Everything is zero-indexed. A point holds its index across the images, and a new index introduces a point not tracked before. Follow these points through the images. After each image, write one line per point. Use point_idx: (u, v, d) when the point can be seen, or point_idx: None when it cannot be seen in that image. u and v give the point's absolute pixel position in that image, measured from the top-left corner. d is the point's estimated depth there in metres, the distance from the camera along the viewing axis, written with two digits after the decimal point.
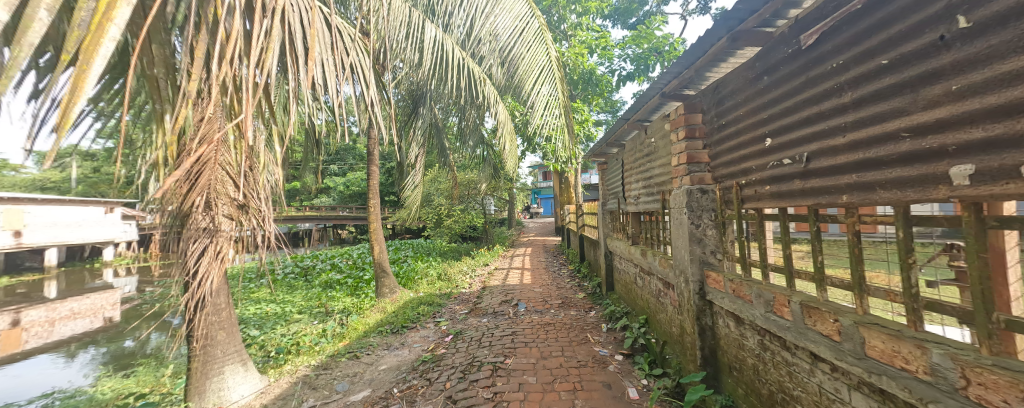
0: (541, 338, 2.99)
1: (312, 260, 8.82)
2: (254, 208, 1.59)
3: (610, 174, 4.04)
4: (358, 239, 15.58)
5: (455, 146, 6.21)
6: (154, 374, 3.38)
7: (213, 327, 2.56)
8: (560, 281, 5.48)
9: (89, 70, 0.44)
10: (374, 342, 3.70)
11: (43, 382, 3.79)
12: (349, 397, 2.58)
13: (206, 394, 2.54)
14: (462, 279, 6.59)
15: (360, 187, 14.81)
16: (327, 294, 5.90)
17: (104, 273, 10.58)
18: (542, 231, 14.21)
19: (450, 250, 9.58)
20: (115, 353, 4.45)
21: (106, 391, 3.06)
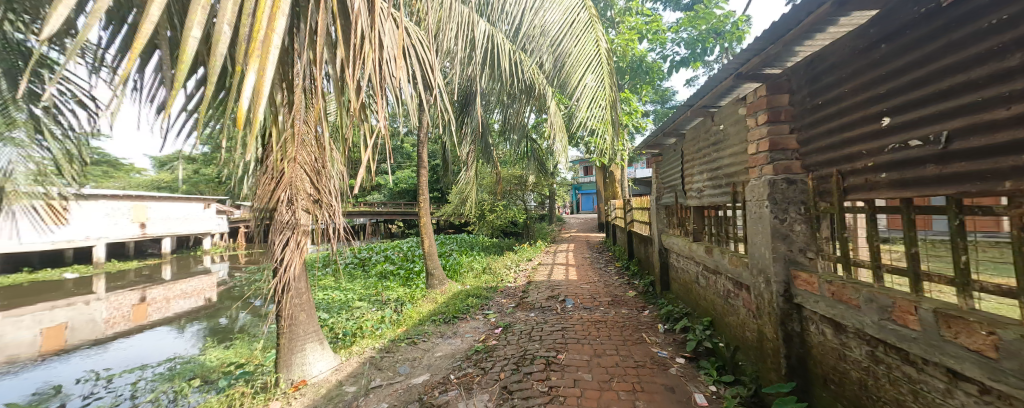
0: (592, 335, 2.94)
1: (368, 252, 9.49)
2: (327, 203, 1.71)
3: (666, 166, 3.84)
4: (407, 234, 16.45)
5: (500, 143, 6.32)
6: (247, 347, 3.89)
7: (296, 309, 2.87)
8: (608, 278, 5.35)
9: (263, 77, 0.50)
10: (429, 330, 3.90)
11: (162, 349, 4.51)
12: (411, 380, 2.74)
13: (292, 367, 2.86)
14: (507, 274, 6.69)
15: (408, 183, 15.58)
16: (383, 284, 6.33)
17: (202, 260, 12.28)
18: (585, 227, 13.97)
19: (494, 245, 9.76)
20: (215, 328, 5.17)
21: (211, 360, 3.56)
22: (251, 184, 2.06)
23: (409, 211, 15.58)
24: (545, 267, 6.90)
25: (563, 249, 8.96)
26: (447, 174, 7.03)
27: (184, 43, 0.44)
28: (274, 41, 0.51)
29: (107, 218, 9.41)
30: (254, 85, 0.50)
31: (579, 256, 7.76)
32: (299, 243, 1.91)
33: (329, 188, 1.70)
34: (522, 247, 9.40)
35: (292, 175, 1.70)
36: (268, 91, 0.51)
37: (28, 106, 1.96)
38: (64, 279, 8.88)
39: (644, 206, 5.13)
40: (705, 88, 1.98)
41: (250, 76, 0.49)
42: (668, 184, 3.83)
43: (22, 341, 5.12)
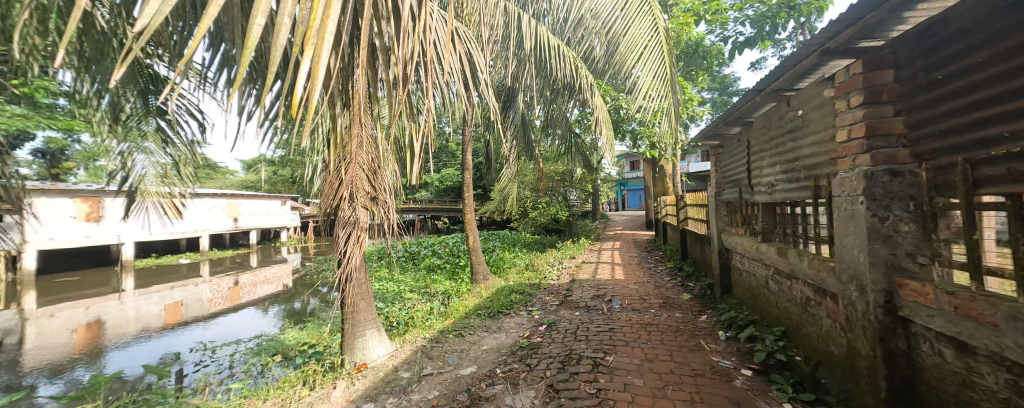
0: (641, 338, 2.83)
1: (417, 246, 9.98)
2: (382, 200, 1.87)
3: (727, 159, 3.56)
4: (452, 230, 17.04)
5: (542, 139, 6.36)
6: (318, 329, 4.34)
7: (357, 297, 3.10)
8: (658, 279, 5.11)
9: (318, 63, 0.55)
10: (474, 323, 4.01)
11: (251, 327, 5.16)
12: (459, 371, 2.84)
13: (354, 351, 3.10)
14: (551, 271, 6.66)
15: (453, 181, 16.12)
16: (431, 277, 6.64)
17: (275, 251, 13.75)
18: (631, 225, 13.44)
19: (537, 242, 9.77)
20: (291, 311, 5.82)
21: (290, 339, 4.04)
22: (320, 184, 2.27)
23: (454, 208, 16.13)
24: (589, 266, 6.76)
25: (608, 247, 8.70)
26: (491, 170, 7.18)
27: (249, 31, 0.50)
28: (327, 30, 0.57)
29: (209, 213, 11.20)
30: (308, 69, 0.57)
31: (625, 255, 7.48)
32: (359, 239, 2.04)
33: (386, 185, 1.86)
34: (565, 245, 9.30)
35: (352, 174, 1.83)
36: (322, 76, 0.56)
37: (154, 119, 2.45)
38: (176, 264, 10.54)
39: (701, 203, 4.79)
40: (778, 70, 1.79)
41: (304, 62, 0.54)
42: (730, 178, 3.54)
43: (151, 313, 6.20)
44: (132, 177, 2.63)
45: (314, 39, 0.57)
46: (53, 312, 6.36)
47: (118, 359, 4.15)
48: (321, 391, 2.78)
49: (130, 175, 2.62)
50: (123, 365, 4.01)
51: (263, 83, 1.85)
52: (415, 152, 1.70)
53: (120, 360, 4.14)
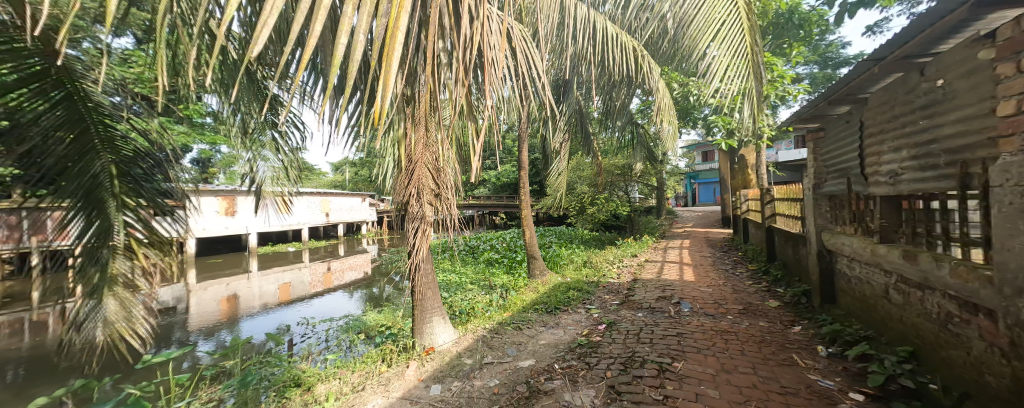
0: (716, 346, 2.61)
1: (476, 240, 10.37)
2: (446, 197, 2.02)
3: (830, 144, 3.07)
4: (509, 225, 17.36)
5: (601, 131, 6.18)
6: (393, 314, 4.82)
7: (425, 286, 3.31)
8: (736, 282, 4.66)
9: (389, 72, 0.63)
10: (532, 318, 4.05)
11: (341, 307, 5.90)
12: (518, 362, 2.90)
13: (423, 335, 3.34)
14: (610, 269, 6.48)
15: (509, 177, 16.39)
16: (490, 270, 6.88)
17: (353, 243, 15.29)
18: (703, 221, 12.35)
19: (595, 239, 9.52)
20: (369, 296, 6.47)
21: (371, 320, 4.63)
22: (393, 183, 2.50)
23: (511, 204, 16.41)
24: (653, 265, 6.40)
25: (674, 246, 8.15)
26: (548, 165, 7.17)
27: (339, 52, 0.57)
28: (396, 37, 0.62)
29: (305, 208, 12.90)
30: (383, 78, 0.64)
31: (694, 254, 6.94)
32: (425, 230, 2.21)
33: (448, 183, 1.98)
34: (625, 242, 8.93)
35: (420, 176, 2.02)
36: (392, 82, 0.64)
37: (270, 131, 3.22)
38: (280, 251, 12.34)
39: (793, 198, 4.22)
40: (903, 35, 1.51)
41: (381, 71, 0.63)
42: (833, 166, 3.06)
43: (268, 290, 7.43)
44: (255, 178, 3.48)
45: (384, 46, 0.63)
46: (206, 286, 7.94)
47: (246, 326, 5.16)
48: (395, 369, 3.06)
49: (255, 179, 3.48)
50: (250, 331, 4.98)
51: (352, 91, 2.10)
52: (477, 149, 1.74)
53: (251, 326, 5.17)
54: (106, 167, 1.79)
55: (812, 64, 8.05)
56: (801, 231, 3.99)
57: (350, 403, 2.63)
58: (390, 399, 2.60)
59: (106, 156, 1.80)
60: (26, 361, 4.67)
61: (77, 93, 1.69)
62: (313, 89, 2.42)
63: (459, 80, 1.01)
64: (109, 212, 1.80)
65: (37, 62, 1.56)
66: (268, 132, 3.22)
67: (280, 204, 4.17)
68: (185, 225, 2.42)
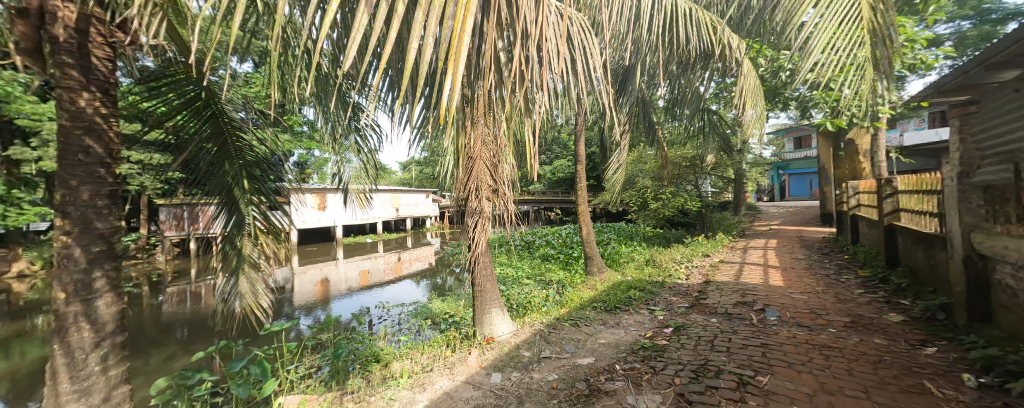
0: (812, 363, 2.37)
1: (532, 236, 10.45)
2: (502, 192, 2.39)
3: (992, 121, 2.41)
4: (565, 221, 17.14)
5: (667, 119, 5.79)
6: (455, 303, 5.14)
7: (485, 279, 3.45)
8: (835, 289, 4.05)
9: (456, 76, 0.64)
10: (590, 315, 4.01)
11: (410, 294, 6.46)
12: (577, 359, 2.94)
13: (483, 326, 3.50)
14: (676, 269, 6.06)
15: (565, 172, 16.14)
16: (546, 266, 6.91)
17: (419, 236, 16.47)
18: (792, 218, 10.82)
19: (659, 236, 8.96)
20: (434, 285, 6.95)
21: (436, 308, 5.00)
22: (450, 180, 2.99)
23: (567, 199, 16.16)
24: (728, 267, 5.83)
25: (753, 246, 7.31)
26: (607, 158, 6.92)
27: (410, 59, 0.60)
28: (463, 42, 0.63)
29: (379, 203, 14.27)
30: (451, 84, 0.65)
31: (779, 256, 6.15)
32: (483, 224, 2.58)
33: (504, 179, 2.38)
34: (694, 240, 8.25)
35: (481, 171, 2.34)
36: (457, 86, 0.65)
37: (353, 136, 3.72)
38: (359, 243, 13.82)
39: (925, 190, 3.46)
40: None
41: (448, 77, 0.64)
42: (990, 148, 2.42)
43: (350, 275, 8.41)
44: (344, 176, 4.08)
45: (454, 49, 0.64)
46: (305, 269, 9.24)
47: (335, 306, 5.91)
48: (459, 355, 3.28)
49: (343, 178, 4.08)
50: (338, 310, 5.72)
51: (423, 94, 2.28)
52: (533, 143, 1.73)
53: (339, 306, 5.90)
54: (237, 176, 2.79)
55: (957, 21, 6.41)
56: (936, 231, 3.28)
57: (420, 382, 2.89)
58: (455, 382, 2.81)
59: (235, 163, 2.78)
60: (189, 321, 5.99)
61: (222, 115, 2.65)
62: (387, 94, 2.66)
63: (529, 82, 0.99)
64: (243, 207, 2.81)
65: (192, 90, 2.45)
66: (352, 137, 3.73)
67: (358, 199, 4.67)
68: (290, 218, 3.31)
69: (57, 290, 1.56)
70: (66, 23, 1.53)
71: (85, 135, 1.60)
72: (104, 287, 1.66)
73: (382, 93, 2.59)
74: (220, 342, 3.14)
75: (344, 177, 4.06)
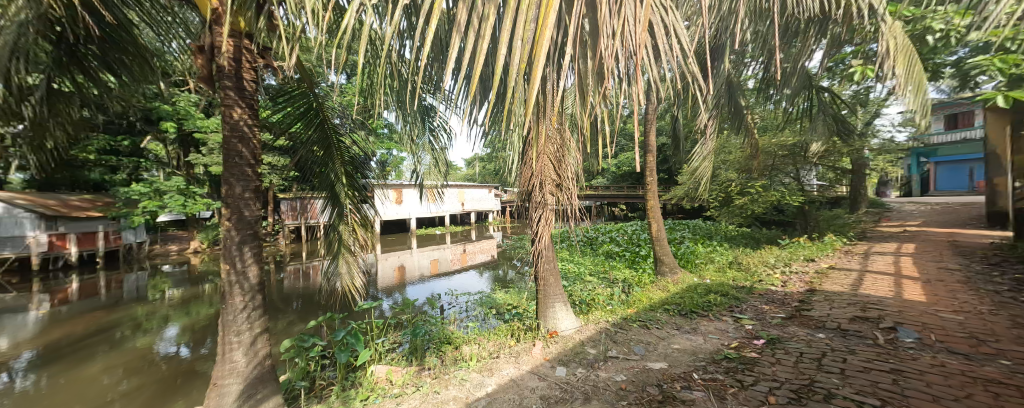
0: (971, 400, 1.92)
1: (596, 232, 10.14)
2: (567, 187, 2.72)
3: None
4: (631, 218, 16.31)
5: (765, 98, 5.04)
6: (518, 295, 5.32)
7: (547, 274, 3.51)
8: (1005, 310, 3.16)
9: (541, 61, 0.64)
10: (662, 318, 3.81)
11: (475, 283, 6.88)
12: (647, 363, 2.86)
13: (547, 319, 3.58)
14: (767, 273, 5.35)
15: (632, 165, 15.27)
16: (610, 264, 6.69)
17: (484, 229, 17.25)
18: (932, 217, 8.68)
19: (745, 236, 7.96)
20: (496, 277, 7.26)
21: (500, 298, 5.26)
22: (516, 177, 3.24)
23: (635, 194, 15.26)
24: (838, 275, 4.94)
25: (876, 251, 6.04)
26: (682, 149, 6.35)
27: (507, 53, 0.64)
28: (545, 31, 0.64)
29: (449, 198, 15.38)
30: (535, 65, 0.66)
31: (914, 265, 4.98)
32: (546, 218, 2.94)
33: (569, 175, 2.69)
34: (792, 242, 7.14)
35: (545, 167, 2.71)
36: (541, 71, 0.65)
37: (425, 136, 4.09)
38: (432, 234, 15.04)
39: None
40: None
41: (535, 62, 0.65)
42: None
43: (423, 264, 9.23)
44: (420, 172, 4.46)
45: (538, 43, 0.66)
46: (388, 256, 10.40)
47: (412, 291, 6.56)
48: (523, 345, 3.43)
49: (420, 173, 4.48)
50: (415, 294, 6.34)
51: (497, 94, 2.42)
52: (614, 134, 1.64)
53: (415, 291, 6.53)
54: (339, 173, 3.34)
55: None
56: None
57: (487, 367, 3.09)
58: (520, 371, 2.93)
59: (337, 163, 3.34)
60: (303, 295, 7.23)
61: (329, 124, 3.27)
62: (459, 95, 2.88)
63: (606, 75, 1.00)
64: (342, 201, 3.34)
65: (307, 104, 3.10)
66: (425, 136, 4.09)
67: (429, 194, 5.09)
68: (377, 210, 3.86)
69: (225, 263, 2.26)
70: (227, 54, 2.21)
71: (239, 143, 2.29)
72: (250, 262, 2.31)
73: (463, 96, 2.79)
74: (325, 314, 3.75)
75: (418, 173, 4.44)
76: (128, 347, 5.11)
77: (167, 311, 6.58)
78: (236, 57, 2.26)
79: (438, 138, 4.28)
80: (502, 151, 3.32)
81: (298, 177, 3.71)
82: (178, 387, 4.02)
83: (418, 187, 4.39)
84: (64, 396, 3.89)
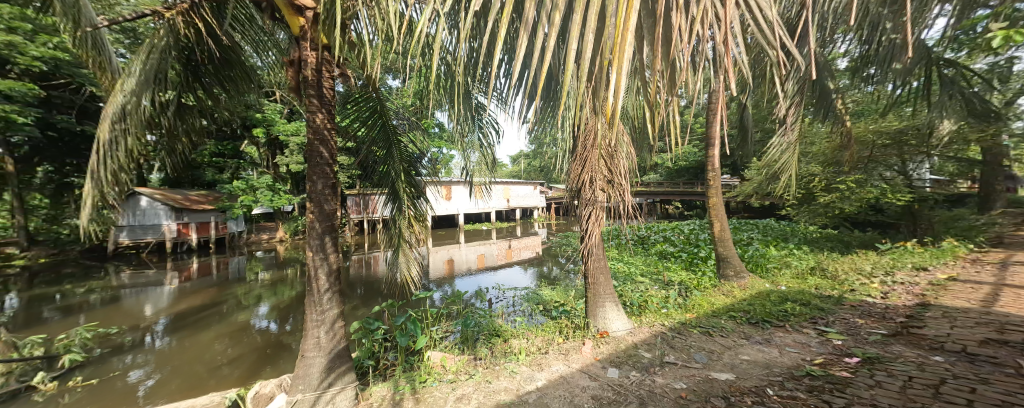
0: None
1: (648, 231, 9.62)
2: (619, 183, 2.68)
3: None
4: (687, 216, 15.16)
5: (865, 76, 4.30)
6: (565, 293, 5.27)
7: (597, 272, 3.40)
8: None
9: (621, 70, 0.72)
10: (726, 325, 3.51)
11: (521, 279, 6.95)
12: (711, 373, 2.66)
13: (597, 319, 3.48)
14: (859, 282, 4.62)
15: (689, 159, 14.18)
16: (664, 264, 6.30)
17: (530, 226, 17.33)
18: None
19: (831, 239, 6.95)
20: (542, 273, 7.28)
21: (546, 295, 5.25)
22: (564, 174, 3.19)
23: (692, 190, 14.12)
24: (960, 288, 4.09)
25: (1018, 261, 4.86)
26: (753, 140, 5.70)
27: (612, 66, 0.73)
28: (626, 38, 0.73)
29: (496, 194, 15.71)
30: (617, 76, 0.74)
31: None
32: (597, 216, 2.83)
33: (622, 172, 2.63)
34: (894, 247, 6.06)
35: (597, 163, 2.66)
36: (623, 79, 0.73)
37: (474, 134, 4.21)
38: (480, 230, 15.51)
39: None
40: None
41: (617, 71, 0.73)
42: None
43: (471, 258, 9.56)
44: (469, 169, 4.61)
45: (619, 48, 0.75)
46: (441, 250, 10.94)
47: (461, 284, 6.82)
48: (571, 343, 3.40)
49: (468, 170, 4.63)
50: (464, 287, 6.59)
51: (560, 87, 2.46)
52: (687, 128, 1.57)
53: (465, 284, 6.78)
54: (398, 171, 3.60)
55: None
56: None
57: (537, 361, 3.12)
58: (571, 369, 2.92)
59: (399, 161, 3.61)
60: (368, 282, 7.93)
61: (390, 126, 3.56)
62: (513, 92, 2.97)
63: (685, 69, 0.97)
64: (402, 197, 3.61)
65: (375, 105, 3.44)
66: (475, 134, 4.22)
67: (477, 191, 5.22)
68: (431, 206, 4.08)
69: (310, 251, 2.59)
70: (311, 65, 2.51)
71: (320, 145, 2.61)
72: (330, 250, 2.61)
73: (519, 91, 2.91)
74: (387, 301, 4.08)
75: (467, 171, 4.58)
76: (233, 320, 6.08)
77: (260, 291, 7.69)
78: (317, 68, 2.57)
79: (487, 136, 4.38)
80: (551, 147, 3.31)
81: (360, 175, 4.03)
82: (271, 357, 4.70)
83: (467, 183, 4.52)
84: (189, 356, 4.76)
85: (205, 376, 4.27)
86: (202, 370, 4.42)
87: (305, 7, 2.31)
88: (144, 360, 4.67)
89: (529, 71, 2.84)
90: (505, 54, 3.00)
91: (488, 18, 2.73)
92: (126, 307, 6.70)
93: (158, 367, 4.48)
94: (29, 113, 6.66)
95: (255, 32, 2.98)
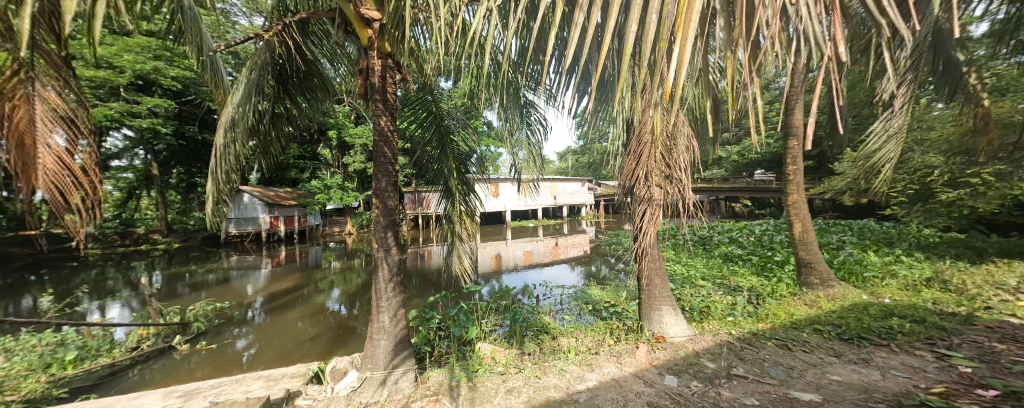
0: None
1: (710, 231, 8.79)
2: (677, 178, 2.49)
3: None
4: (757, 215, 13.55)
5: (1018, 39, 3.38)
6: (615, 294, 5.04)
7: (651, 272, 3.20)
8: None
9: (686, 48, 0.68)
10: (810, 340, 3.06)
11: (568, 277, 6.83)
12: (791, 392, 2.34)
13: (653, 323, 3.27)
14: (997, 298, 3.73)
15: (761, 152, 12.65)
16: (730, 268, 5.72)
17: (578, 224, 16.91)
18: None
19: (955, 244, 5.69)
20: (590, 272, 7.09)
21: (596, 295, 5.07)
22: (617, 169, 3.04)
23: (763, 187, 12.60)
24: None
25: None
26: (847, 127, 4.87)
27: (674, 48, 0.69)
28: (692, 14, 0.69)
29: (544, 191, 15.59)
30: (679, 56, 0.70)
31: None
32: (652, 215, 2.62)
33: (680, 166, 2.43)
34: None
35: (653, 157, 2.48)
36: (686, 60, 0.69)
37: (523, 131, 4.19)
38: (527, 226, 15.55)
39: None
40: None
41: (680, 48, 0.68)
42: None
43: (518, 254, 9.64)
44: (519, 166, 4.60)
45: (682, 23, 0.72)
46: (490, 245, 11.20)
47: (508, 279, 6.89)
48: (624, 345, 3.24)
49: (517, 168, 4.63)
50: (511, 283, 6.65)
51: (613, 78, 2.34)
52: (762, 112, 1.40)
53: (511, 280, 6.84)
54: (451, 169, 3.72)
55: None
56: None
57: (587, 361, 3.03)
58: (624, 372, 2.79)
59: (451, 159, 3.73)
60: (424, 275, 8.42)
61: (444, 126, 3.70)
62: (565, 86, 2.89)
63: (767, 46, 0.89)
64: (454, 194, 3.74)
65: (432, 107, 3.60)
66: (524, 131, 4.18)
67: (523, 188, 5.19)
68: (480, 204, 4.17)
69: (375, 244, 2.81)
70: (378, 72, 2.70)
71: (383, 146, 2.81)
72: (390, 244, 2.80)
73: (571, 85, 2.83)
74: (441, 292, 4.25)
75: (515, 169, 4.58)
76: (313, 302, 6.88)
77: (334, 278, 8.58)
78: (382, 74, 2.76)
79: (536, 133, 4.33)
80: (602, 142, 3.15)
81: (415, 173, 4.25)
82: (343, 337, 5.25)
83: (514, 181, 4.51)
84: (280, 332, 5.51)
85: (292, 349, 4.89)
86: (290, 344, 5.08)
87: (373, 19, 2.51)
88: (247, 332, 5.50)
89: (581, 64, 2.74)
90: (557, 48, 2.92)
91: (539, 13, 2.69)
92: (232, 286, 7.93)
93: (257, 339, 5.25)
94: (165, 126, 8.16)
95: (329, 45, 3.32)
